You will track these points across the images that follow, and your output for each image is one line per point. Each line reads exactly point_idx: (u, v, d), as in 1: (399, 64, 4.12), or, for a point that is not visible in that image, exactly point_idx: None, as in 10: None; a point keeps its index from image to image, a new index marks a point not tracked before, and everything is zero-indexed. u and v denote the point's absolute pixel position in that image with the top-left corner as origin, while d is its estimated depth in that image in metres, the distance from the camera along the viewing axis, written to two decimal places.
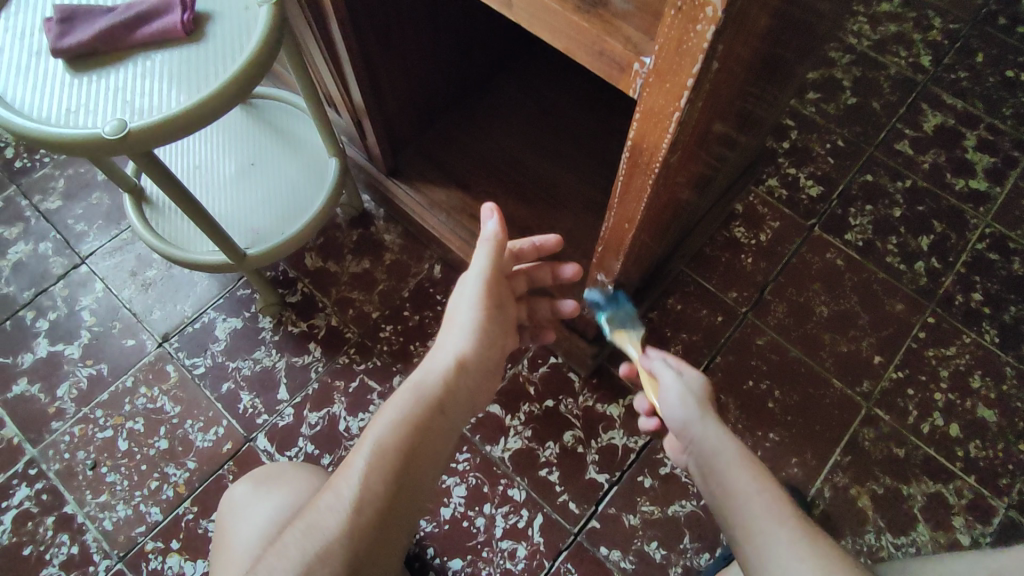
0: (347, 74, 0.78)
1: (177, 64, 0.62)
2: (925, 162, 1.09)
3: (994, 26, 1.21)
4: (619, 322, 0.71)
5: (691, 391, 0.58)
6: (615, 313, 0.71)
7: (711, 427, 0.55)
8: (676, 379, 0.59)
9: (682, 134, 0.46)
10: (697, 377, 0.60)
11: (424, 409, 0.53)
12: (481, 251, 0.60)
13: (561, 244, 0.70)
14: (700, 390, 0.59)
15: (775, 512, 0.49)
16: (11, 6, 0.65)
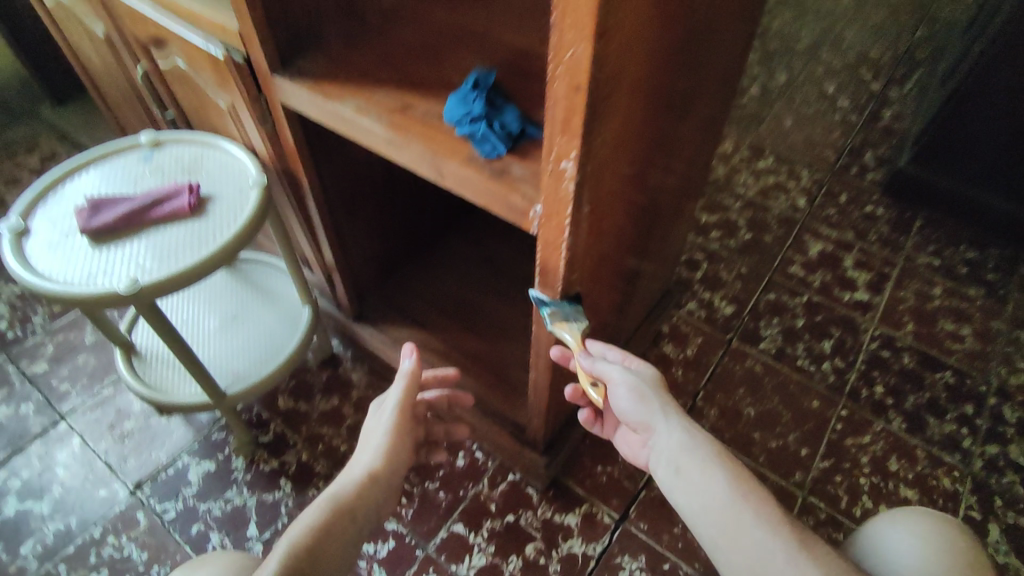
0: (320, 236, 0.94)
1: (183, 234, 0.76)
2: (816, 281, 1.29)
3: (850, 174, 1.51)
4: (563, 314, 0.64)
5: (647, 388, 0.66)
6: (560, 311, 0.64)
7: (677, 427, 0.62)
8: (631, 377, 0.66)
9: (575, 259, 0.61)
10: (648, 371, 0.68)
11: (338, 514, 0.62)
12: (398, 381, 0.73)
13: (458, 376, 0.84)
14: (654, 383, 0.67)
15: (737, 478, 0.58)
16: (49, 198, 0.80)
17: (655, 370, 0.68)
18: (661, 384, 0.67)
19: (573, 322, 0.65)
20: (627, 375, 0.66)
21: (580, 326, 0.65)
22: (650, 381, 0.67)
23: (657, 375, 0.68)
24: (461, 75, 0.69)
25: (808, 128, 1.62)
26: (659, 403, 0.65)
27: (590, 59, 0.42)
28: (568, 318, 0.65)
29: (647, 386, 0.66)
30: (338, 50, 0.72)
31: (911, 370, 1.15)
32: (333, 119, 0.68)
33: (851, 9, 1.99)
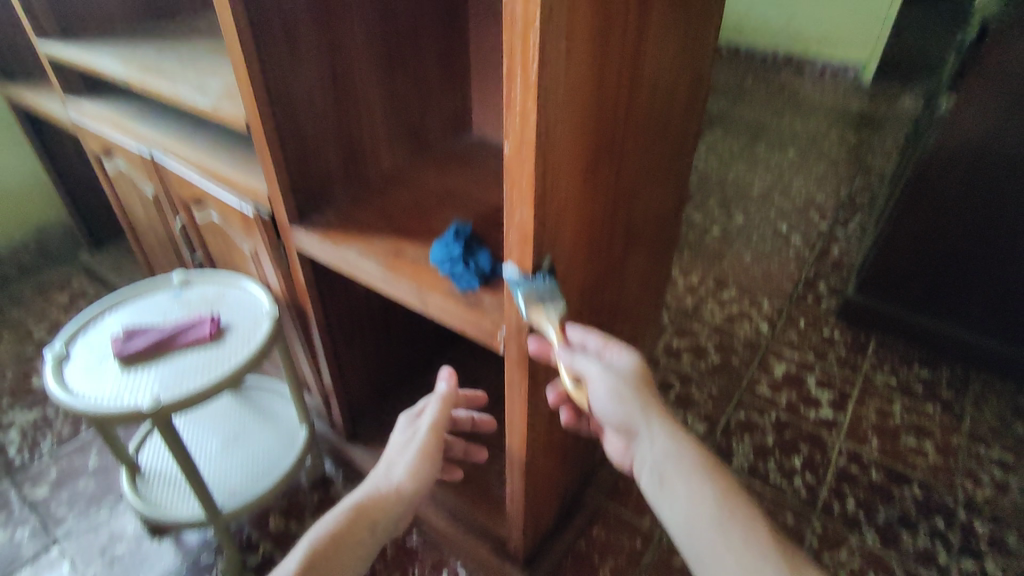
0: (321, 361, 1.05)
1: (202, 358, 0.87)
2: (782, 400, 1.38)
3: (806, 302, 1.66)
4: (538, 296, 0.60)
5: (627, 388, 0.62)
6: (536, 291, 0.60)
7: (661, 436, 0.61)
8: (611, 376, 0.62)
9: (538, 374, 0.71)
10: (629, 363, 0.63)
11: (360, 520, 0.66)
12: (435, 403, 0.78)
13: (493, 423, 0.92)
14: (636, 378, 0.63)
15: (722, 499, 0.58)
16: (90, 332, 0.93)
17: (637, 357, 0.64)
18: (642, 378, 0.63)
19: (550, 302, 0.61)
20: (606, 373, 0.62)
21: (556, 311, 0.61)
22: (630, 373, 0.63)
23: (638, 363, 0.64)
24: (444, 226, 0.85)
25: (765, 262, 1.80)
26: (641, 404, 0.62)
27: (532, 220, 0.56)
28: (544, 297, 0.61)
29: (627, 382, 0.62)
30: (346, 207, 0.88)
31: (879, 485, 1.20)
32: (338, 261, 0.82)
33: (796, 162, 2.29)
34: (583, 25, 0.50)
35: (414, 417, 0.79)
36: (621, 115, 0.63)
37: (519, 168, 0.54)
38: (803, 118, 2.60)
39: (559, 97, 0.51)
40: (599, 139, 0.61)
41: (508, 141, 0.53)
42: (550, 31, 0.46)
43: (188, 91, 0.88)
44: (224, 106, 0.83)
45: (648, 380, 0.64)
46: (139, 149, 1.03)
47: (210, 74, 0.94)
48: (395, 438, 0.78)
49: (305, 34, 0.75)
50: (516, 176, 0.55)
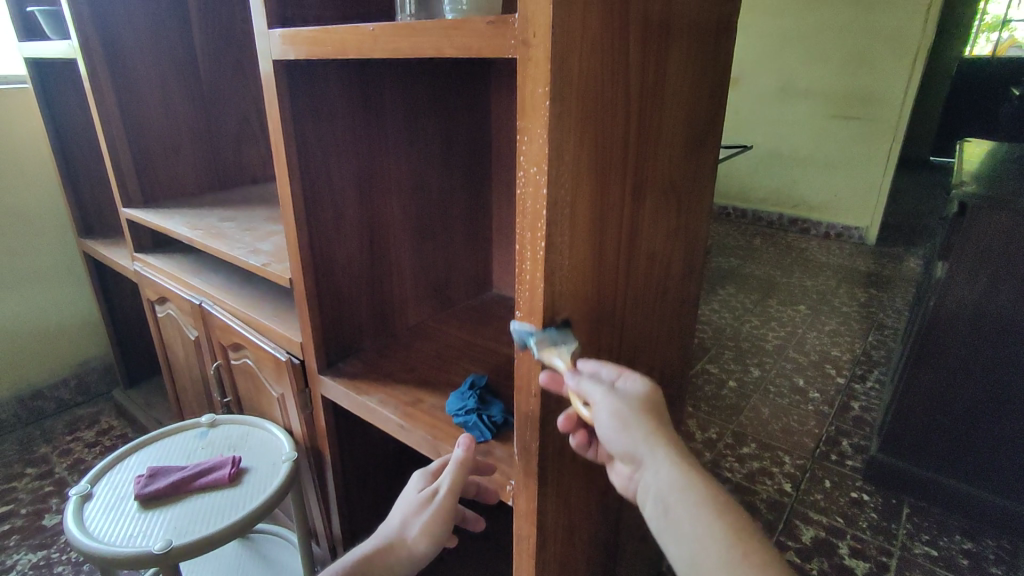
0: (332, 510, 1.05)
1: (218, 500, 0.89)
2: (813, 569, 1.29)
3: (830, 460, 1.61)
4: (550, 340, 0.59)
5: (631, 414, 0.54)
6: (547, 337, 0.59)
7: (667, 468, 0.53)
8: (616, 400, 0.55)
9: (547, 531, 0.71)
10: (638, 388, 0.57)
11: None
12: (453, 469, 0.70)
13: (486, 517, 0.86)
14: (640, 402, 0.55)
15: (734, 537, 0.50)
16: (115, 471, 0.96)
17: (647, 382, 0.58)
18: (653, 402, 0.56)
19: (562, 344, 0.59)
20: (610, 397, 0.55)
21: (568, 353, 0.59)
22: (640, 398, 0.56)
23: (647, 387, 0.57)
24: (461, 377, 0.90)
25: (784, 417, 1.78)
26: (650, 433, 0.54)
27: (538, 378, 0.61)
28: (557, 344, 0.59)
29: (636, 409, 0.55)
30: (371, 357, 0.95)
31: None
32: (359, 409, 0.86)
33: (808, 317, 2.35)
34: (583, 214, 0.60)
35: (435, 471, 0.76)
36: (621, 284, 0.71)
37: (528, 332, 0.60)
38: (812, 276, 2.71)
39: (562, 272, 0.59)
40: (601, 305, 0.68)
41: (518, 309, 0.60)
42: (554, 221, 0.55)
43: (243, 252, 1.00)
44: (273, 265, 0.94)
45: (661, 406, 0.57)
46: (190, 298, 1.14)
47: (264, 237, 1.07)
48: (409, 493, 0.75)
49: (350, 211, 0.88)
50: (525, 338, 0.61)
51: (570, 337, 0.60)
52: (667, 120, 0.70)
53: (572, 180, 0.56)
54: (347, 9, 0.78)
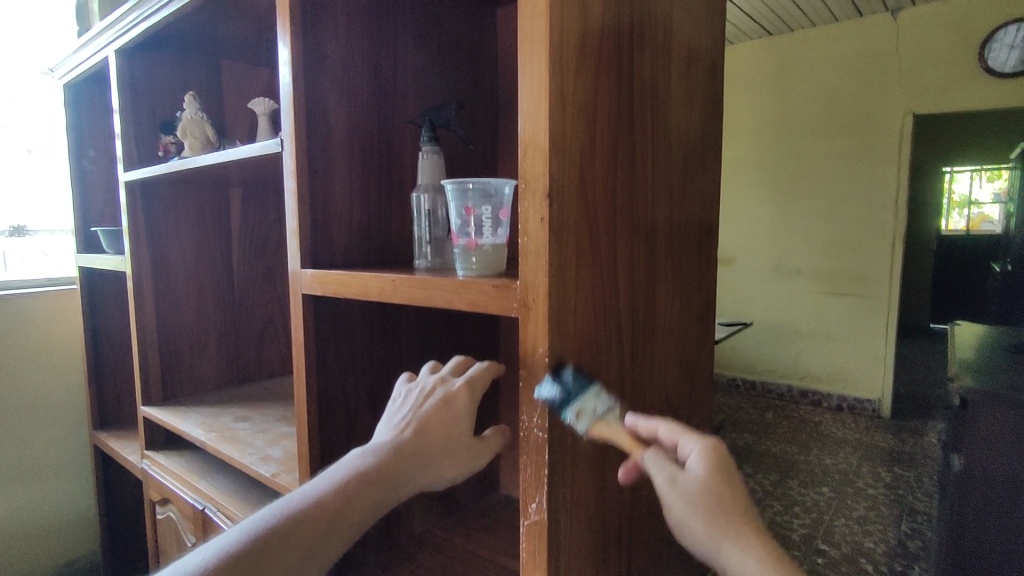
0: None
1: None
2: None
3: None
4: (589, 409, 0.55)
5: (692, 507, 0.52)
6: (585, 402, 0.55)
7: (748, 550, 0.50)
8: (682, 495, 0.52)
9: None
10: (700, 463, 0.53)
11: (366, 489, 0.62)
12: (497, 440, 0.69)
13: None
14: (699, 486, 0.52)
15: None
16: None
17: (709, 446, 0.54)
18: (718, 474, 0.53)
19: (604, 413, 0.57)
20: (674, 493, 0.52)
21: (611, 417, 0.57)
22: (708, 475, 0.53)
23: (710, 456, 0.54)
24: None
25: None
26: (726, 519, 0.51)
27: None
28: (598, 411, 0.56)
29: (708, 493, 0.52)
30: (373, 573, 0.92)
31: None
32: None
33: (834, 502, 2.23)
34: (585, 449, 0.62)
35: (478, 392, 0.68)
36: (628, 510, 0.71)
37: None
38: (831, 453, 2.63)
39: (567, 507, 0.60)
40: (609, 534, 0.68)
41: (524, 551, 0.60)
42: (557, 462, 0.58)
43: (253, 458, 1.02)
44: (282, 475, 0.95)
45: (724, 471, 0.54)
46: (195, 502, 1.13)
47: (276, 440, 1.09)
48: (447, 407, 0.67)
49: (363, 421, 0.92)
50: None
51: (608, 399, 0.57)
52: (660, 347, 0.76)
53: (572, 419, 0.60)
54: (371, 252, 0.88)
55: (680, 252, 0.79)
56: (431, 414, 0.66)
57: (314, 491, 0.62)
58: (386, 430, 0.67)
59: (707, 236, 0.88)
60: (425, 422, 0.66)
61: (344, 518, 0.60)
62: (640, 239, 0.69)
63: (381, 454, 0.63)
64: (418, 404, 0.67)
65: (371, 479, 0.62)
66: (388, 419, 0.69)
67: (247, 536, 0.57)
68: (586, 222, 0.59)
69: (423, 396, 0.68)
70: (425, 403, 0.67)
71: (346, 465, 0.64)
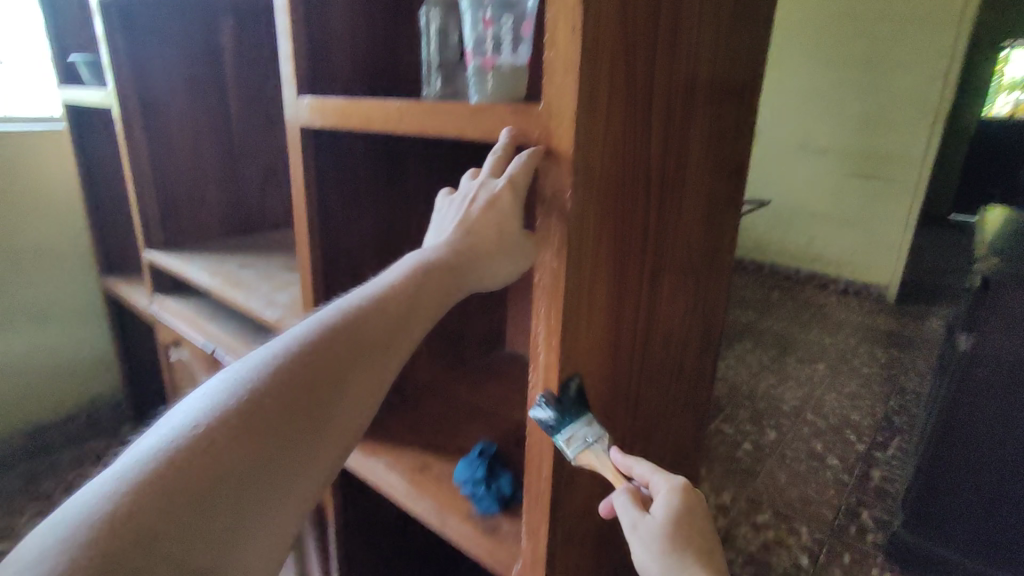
0: (332, 567, 1.00)
1: None
2: None
3: (850, 534, 1.55)
4: (580, 443, 0.56)
5: (658, 551, 0.51)
6: (577, 433, 0.56)
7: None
8: (644, 539, 0.52)
9: None
10: (663, 508, 0.53)
11: (415, 296, 0.58)
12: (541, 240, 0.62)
13: None
14: (663, 535, 0.52)
15: None
16: None
17: (672, 489, 0.53)
18: (680, 517, 0.52)
19: (595, 442, 0.57)
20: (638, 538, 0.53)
21: (601, 448, 0.57)
22: (672, 523, 0.52)
23: (672, 498, 0.53)
24: (470, 443, 0.89)
25: (801, 485, 1.73)
26: (682, 558, 0.51)
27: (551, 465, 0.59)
28: (588, 438, 0.57)
29: (669, 535, 0.51)
30: (381, 417, 0.95)
31: None
32: (365, 472, 0.85)
33: (829, 378, 2.30)
34: (601, 301, 0.59)
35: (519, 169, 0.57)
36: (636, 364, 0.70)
37: (539, 418, 0.59)
38: (831, 333, 2.66)
39: (578, 357, 0.58)
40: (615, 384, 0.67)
41: (531, 395, 0.59)
42: (572, 314, 0.55)
43: (259, 303, 1.01)
44: (287, 320, 0.95)
45: (693, 517, 0.53)
46: (204, 344, 1.14)
47: (281, 288, 1.08)
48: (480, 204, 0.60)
49: (369, 270, 0.90)
50: (537, 422, 0.59)
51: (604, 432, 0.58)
52: (687, 201, 0.70)
53: (590, 267, 0.56)
54: (374, 83, 0.80)
55: (722, 94, 0.70)
56: (483, 215, 0.59)
57: (359, 304, 0.58)
58: (433, 238, 0.62)
59: (751, 81, 0.78)
60: (475, 224, 0.60)
61: (393, 330, 0.57)
62: (679, 73, 0.60)
63: (429, 260, 0.59)
64: (464, 209, 0.60)
65: (419, 290, 0.58)
66: (437, 229, 0.63)
67: (298, 343, 0.55)
68: (623, 43, 0.51)
69: (467, 202, 0.60)
70: (473, 204, 0.60)
71: (391, 277, 0.59)
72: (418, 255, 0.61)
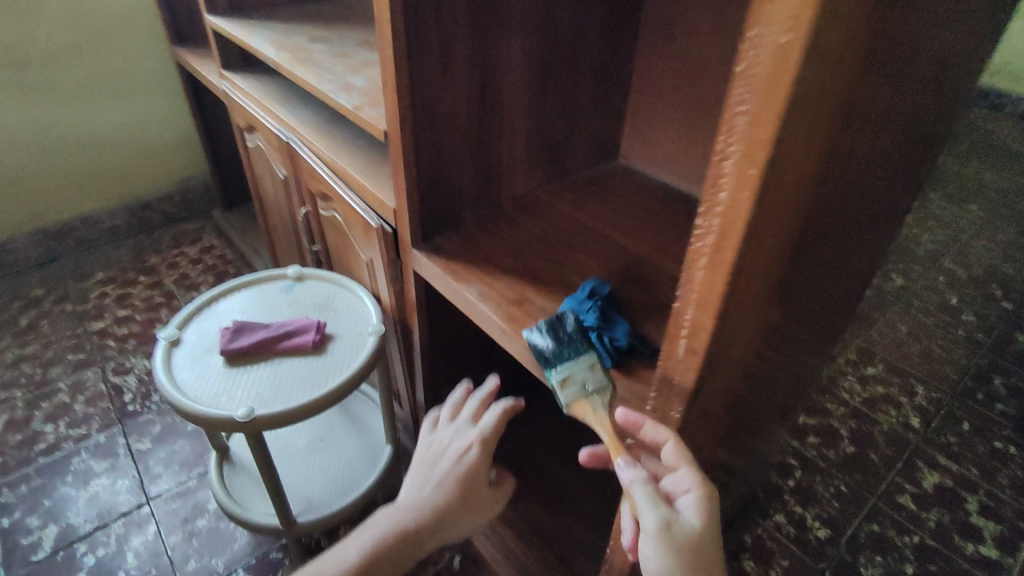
0: (417, 380, 0.96)
1: (303, 369, 0.81)
2: (930, 520, 1.14)
3: (975, 400, 1.39)
4: (576, 383, 0.57)
5: (674, 560, 0.50)
6: (575, 376, 0.57)
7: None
8: (664, 545, 0.50)
9: None
10: (697, 516, 0.52)
11: (403, 542, 0.69)
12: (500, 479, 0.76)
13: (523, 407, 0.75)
14: (678, 541, 0.51)
15: None
16: (202, 314, 0.88)
17: (707, 499, 0.52)
18: (709, 529, 0.52)
19: (594, 393, 0.57)
20: (666, 542, 0.50)
21: (599, 401, 0.57)
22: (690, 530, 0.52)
23: (706, 508, 0.53)
24: (576, 276, 0.75)
25: (926, 340, 1.54)
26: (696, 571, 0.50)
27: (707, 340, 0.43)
28: (587, 386, 0.57)
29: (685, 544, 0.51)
30: (472, 233, 0.82)
31: None
32: (454, 297, 0.74)
33: (985, 222, 1.93)
34: (832, 107, 0.36)
35: (489, 442, 0.75)
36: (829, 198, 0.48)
37: (704, 273, 0.40)
38: (1002, 168, 2.20)
39: (778, 199, 0.38)
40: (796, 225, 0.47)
41: (694, 238, 0.40)
42: (791, 124, 0.33)
43: (332, 85, 0.84)
44: (365, 109, 0.78)
45: (708, 526, 0.52)
46: (277, 134, 1.00)
47: (358, 69, 0.88)
48: (461, 456, 0.74)
49: (462, 44, 0.69)
50: (694, 286, 0.42)
51: (603, 382, 0.58)
52: None
53: (838, 46, 0.32)
54: None
55: None
56: (451, 469, 0.73)
57: (369, 534, 0.71)
58: (415, 487, 0.74)
59: None
60: (446, 484, 0.73)
61: (392, 559, 0.69)
62: None
63: (412, 515, 0.70)
64: (443, 462, 0.74)
65: (413, 526, 0.70)
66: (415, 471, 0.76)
67: None
68: None
69: (446, 454, 0.75)
70: (449, 458, 0.74)
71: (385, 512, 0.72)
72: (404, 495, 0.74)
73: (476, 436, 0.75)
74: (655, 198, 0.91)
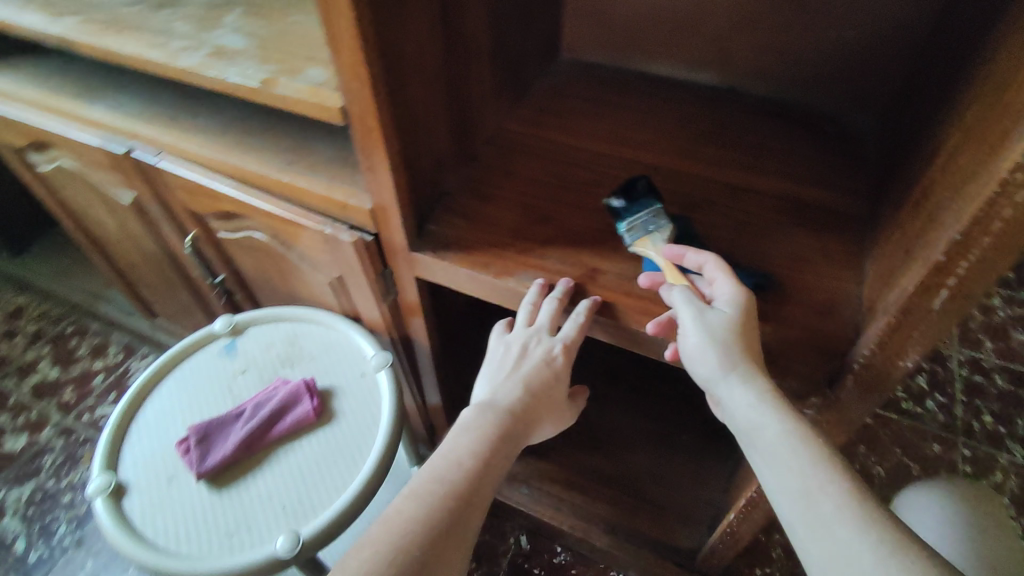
0: (429, 390, 0.80)
1: (320, 450, 0.61)
2: None
3: None
4: (641, 228, 0.55)
5: (719, 338, 0.45)
6: (637, 223, 0.55)
7: (753, 385, 0.45)
8: (702, 324, 0.46)
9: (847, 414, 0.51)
10: (734, 305, 0.47)
11: (504, 447, 0.53)
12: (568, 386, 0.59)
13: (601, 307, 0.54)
14: (722, 326, 0.46)
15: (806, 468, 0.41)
16: (131, 435, 0.63)
17: (747, 295, 0.47)
18: (751, 325, 0.46)
19: (656, 232, 0.55)
20: (699, 321, 0.46)
21: (662, 239, 0.54)
22: (733, 317, 0.46)
23: (746, 302, 0.47)
24: None
25: None
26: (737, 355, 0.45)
27: None
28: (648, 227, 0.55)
29: (727, 327, 0.46)
30: (467, 203, 0.63)
31: (1012, 393, 1.05)
32: (494, 293, 0.58)
33: None
34: None
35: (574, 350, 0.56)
36: (1009, 47, 0.39)
37: None
38: None
39: None
40: (997, 94, 0.38)
41: None
42: None
43: (195, 57, 0.55)
44: (275, 79, 0.52)
45: (752, 320, 0.47)
46: (108, 147, 0.68)
47: (212, 23, 0.59)
48: (546, 365, 0.56)
49: None
50: None
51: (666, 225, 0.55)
52: None
53: None
54: None
55: None
56: (536, 377, 0.55)
57: (460, 448, 0.52)
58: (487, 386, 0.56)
59: None
60: (529, 392, 0.55)
61: (488, 478, 0.51)
62: None
63: (495, 418, 0.54)
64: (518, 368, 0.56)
65: (502, 439, 0.53)
66: (485, 374, 0.58)
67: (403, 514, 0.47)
68: None
69: (518, 358, 0.56)
70: (526, 365, 0.56)
71: (470, 420, 0.54)
72: (482, 399, 0.56)
73: (563, 347, 0.55)
74: (633, 92, 0.76)
